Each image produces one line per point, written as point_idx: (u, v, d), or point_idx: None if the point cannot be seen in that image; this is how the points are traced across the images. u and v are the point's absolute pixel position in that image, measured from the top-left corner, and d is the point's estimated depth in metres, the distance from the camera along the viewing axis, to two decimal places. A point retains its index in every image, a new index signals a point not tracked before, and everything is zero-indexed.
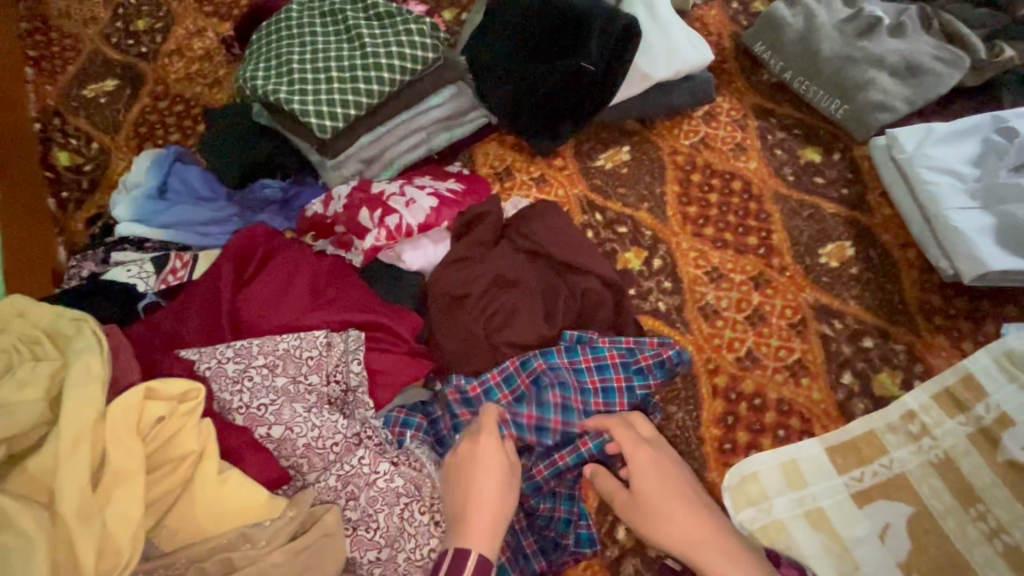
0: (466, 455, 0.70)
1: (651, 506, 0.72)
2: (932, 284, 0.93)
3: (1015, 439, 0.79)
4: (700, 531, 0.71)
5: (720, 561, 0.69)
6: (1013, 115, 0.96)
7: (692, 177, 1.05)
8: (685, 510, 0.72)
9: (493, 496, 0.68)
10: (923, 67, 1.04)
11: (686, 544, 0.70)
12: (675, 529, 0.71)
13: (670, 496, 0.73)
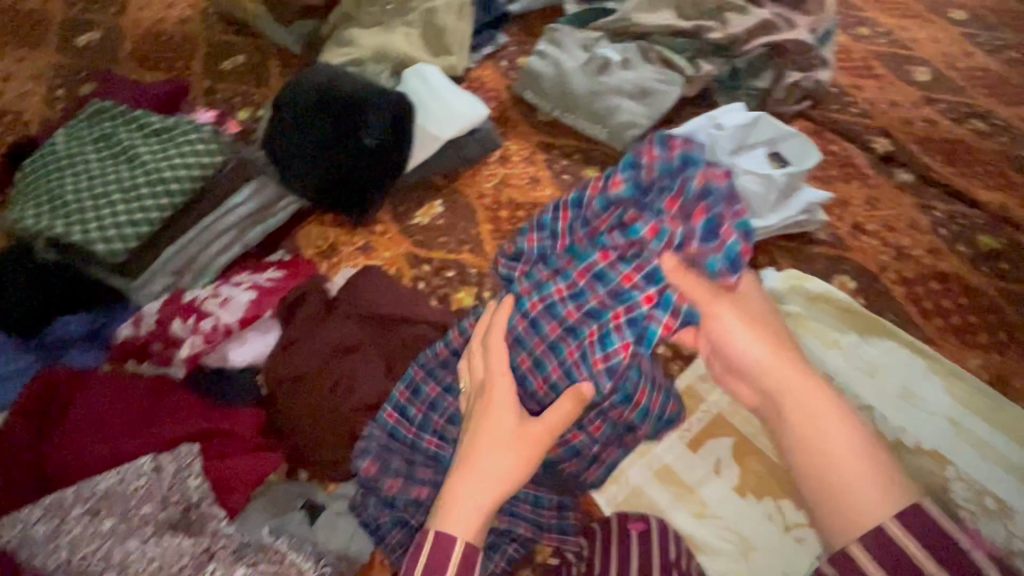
0: (481, 401, 0.75)
1: (723, 344, 0.81)
2: None
3: None
4: (812, 394, 0.74)
5: (830, 441, 0.70)
6: (720, 113, 1.22)
7: (501, 214, 1.18)
8: (790, 368, 0.76)
9: (496, 463, 0.71)
10: (652, 88, 1.29)
11: (792, 395, 0.74)
12: (777, 375, 0.76)
13: (771, 343, 0.79)
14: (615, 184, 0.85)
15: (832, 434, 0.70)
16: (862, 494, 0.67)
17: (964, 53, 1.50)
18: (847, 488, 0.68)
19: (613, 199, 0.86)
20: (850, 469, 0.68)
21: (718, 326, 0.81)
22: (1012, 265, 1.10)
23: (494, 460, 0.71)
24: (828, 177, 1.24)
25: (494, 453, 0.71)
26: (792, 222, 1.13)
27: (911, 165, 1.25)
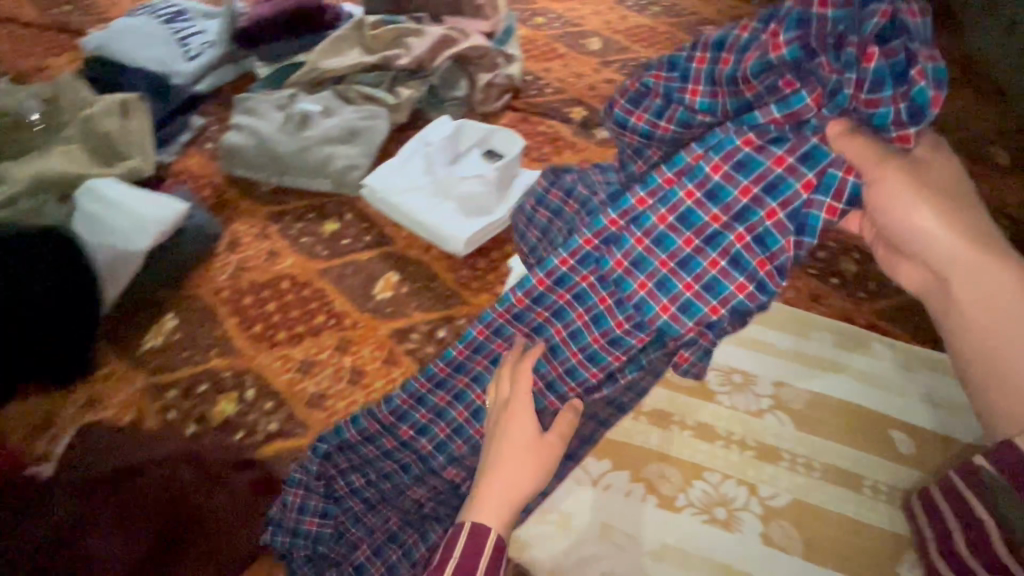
0: (502, 413, 0.72)
1: (903, 211, 0.67)
2: (457, 261, 1.17)
3: None
4: (960, 261, 0.68)
5: (976, 303, 0.69)
6: (428, 132, 1.30)
7: (245, 301, 1.10)
8: (953, 230, 0.68)
9: (522, 472, 0.68)
10: (358, 128, 1.32)
11: (953, 261, 0.69)
12: (941, 241, 0.68)
13: (948, 211, 0.67)
14: (776, 48, 0.64)
15: (982, 306, 0.69)
16: (999, 362, 0.70)
17: (614, 30, 1.85)
18: (987, 349, 0.71)
19: (717, 78, 0.68)
20: None
21: (880, 193, 0.66)
22: None
23: (508, 472, 0.68)
24: (543, 156, 1.40)
25: (518, 460, 0.69)
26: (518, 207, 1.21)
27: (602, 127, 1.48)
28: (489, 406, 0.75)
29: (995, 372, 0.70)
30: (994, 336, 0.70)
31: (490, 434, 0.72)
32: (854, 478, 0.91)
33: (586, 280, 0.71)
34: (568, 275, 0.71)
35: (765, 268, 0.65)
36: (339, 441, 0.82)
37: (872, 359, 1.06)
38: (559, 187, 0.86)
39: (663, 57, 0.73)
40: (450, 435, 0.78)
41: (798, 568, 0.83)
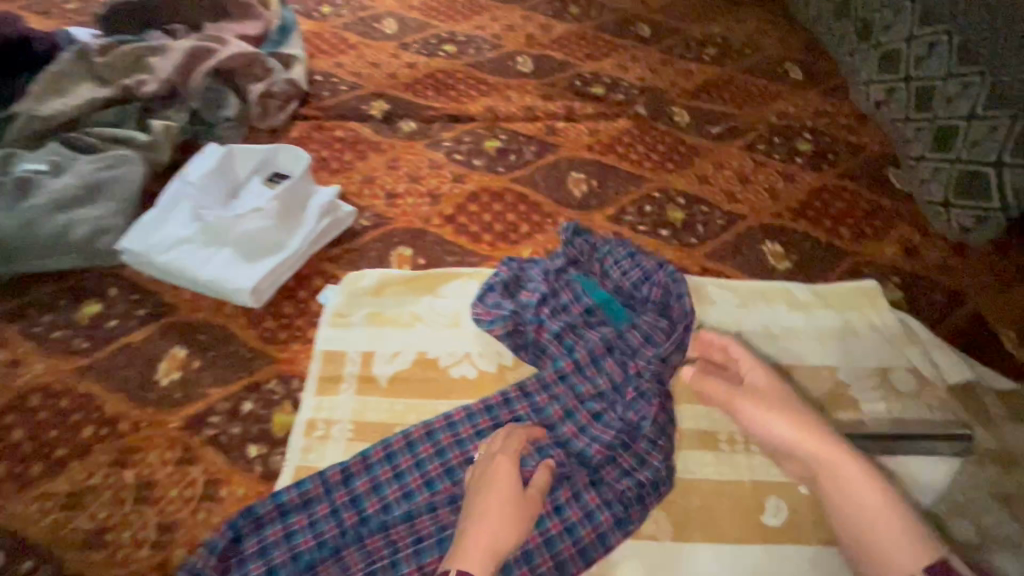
0: (489, 471, 0.76)
1: (763, 421, 0.81)
2: (257, 314, 1.00)
3: (380, 363, 0.94)
4: (842, 466, 0.74)
5: (865, 507, 0.70)
6: (190, 167, 1.08)
7: None
8: (845, 447, 0.75)
9: (507, 522, 0.71)
10: (100, 181, 1.07)
11: (843, 479, 0.73)
12: (829, 449, 0.75)
13: (799, 420, 0.79)
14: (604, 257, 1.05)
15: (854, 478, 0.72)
16: (896, 554, 0.66)
17: (409, 6, 1.70)
18: (871, 541, 0.69)
19: (573, 251, 1.07)
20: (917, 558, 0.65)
21: (845, 473, 0.73)
22: (513, 154, 1.28)
23: (493, 519, 0.71)
24: (345, 164, 1.24)
25: (502, 511, 0.72)
26: (316, 233, 1.06)
27: (408, 118, 1.35)
28: (473, 471, 0.79)
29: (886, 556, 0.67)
30: (868, 500, 0.71)
31: (473, 492, 0.75)
32: (710, 437, 0.89)
33: (570, 430, 0.85)
34: (540, 412, 0.88)
35: (655, 409, 0.86)
36: (308, 490, 0.80)
37: (790, 311, 1.04)
38: (485, 307, 0.97)
39: (575, 229, 1.11)
40: (422, 486, 0.81)
41: (671, 552, 0.79)
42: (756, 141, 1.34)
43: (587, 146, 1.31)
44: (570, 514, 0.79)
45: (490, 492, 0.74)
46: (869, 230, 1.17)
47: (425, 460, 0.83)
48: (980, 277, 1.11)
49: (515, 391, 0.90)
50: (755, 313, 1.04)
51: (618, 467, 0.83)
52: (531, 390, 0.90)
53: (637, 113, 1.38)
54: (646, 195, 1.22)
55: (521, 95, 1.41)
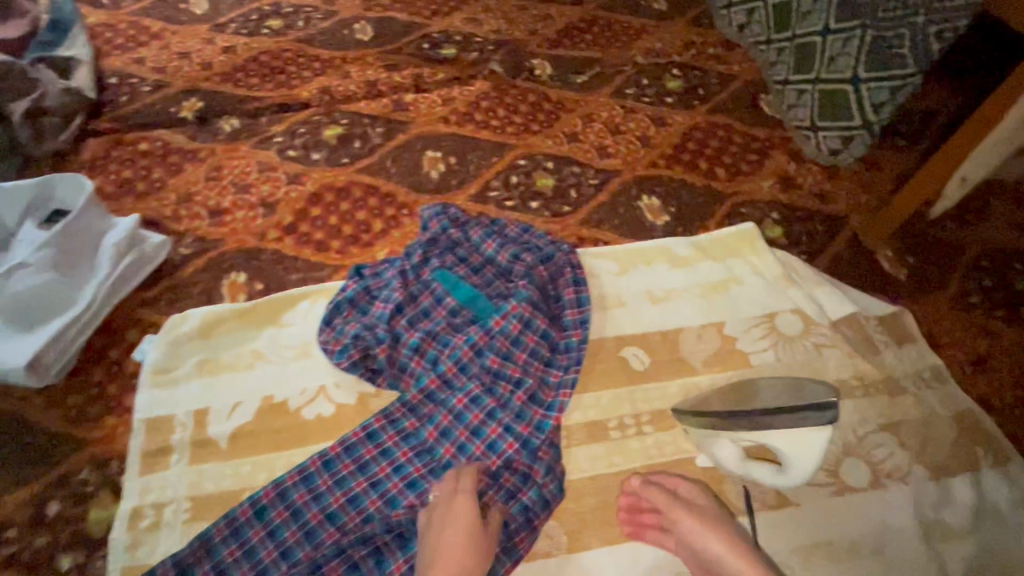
0: (450, 502, 0.70)
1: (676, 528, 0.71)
2: (57, 390, 0.82)
3: (217, 421, 0.80)
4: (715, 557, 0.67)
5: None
6: None
7: None
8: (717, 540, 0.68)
9: (470, 557, 0.66)
10: None
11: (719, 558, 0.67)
12: (709, 550, 0.68)
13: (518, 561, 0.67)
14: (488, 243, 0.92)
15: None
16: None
17: None
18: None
19: (457, 242, 0.94)
20: None
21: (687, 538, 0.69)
22: (358, 140, 1.12)
23: (457, 556, 0.66)
24: (156, 184, 1.04)
25: (464, 547, 0.66)
26: (114, 280, 0.88)
27: (230, 115, 1.15)
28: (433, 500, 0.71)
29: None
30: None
31: (432, 529, 0.69)
32: (600, 428, 0.82)
33: (405, 455, 0.76)
34: (393, 449, 0.77)
35: (539, 413, 0.77)
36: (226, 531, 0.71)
37: (670, 269, 0.97)
38: (333, 329, 0.85)
39: (453, 213, 0.97)
40: (344, 505, 0.73)
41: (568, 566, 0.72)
42: (625, 85, 1.24)
43: (442, 117, 1.16)
44: (516, 536, 0.72)
45: (453, 527, 0.67)
46: (745, 166, 1.11)
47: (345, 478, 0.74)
48: (854, 198, 1.08)
49: (378, 420, 0.78)
50: (633, 278, 0.96)
51: (500, 490, 0.73)
52: (397, 415, 0.79)
53: (494, 71, 1.24)
54: (511, 164, 1.10)
55: (362, 68, 1.24)
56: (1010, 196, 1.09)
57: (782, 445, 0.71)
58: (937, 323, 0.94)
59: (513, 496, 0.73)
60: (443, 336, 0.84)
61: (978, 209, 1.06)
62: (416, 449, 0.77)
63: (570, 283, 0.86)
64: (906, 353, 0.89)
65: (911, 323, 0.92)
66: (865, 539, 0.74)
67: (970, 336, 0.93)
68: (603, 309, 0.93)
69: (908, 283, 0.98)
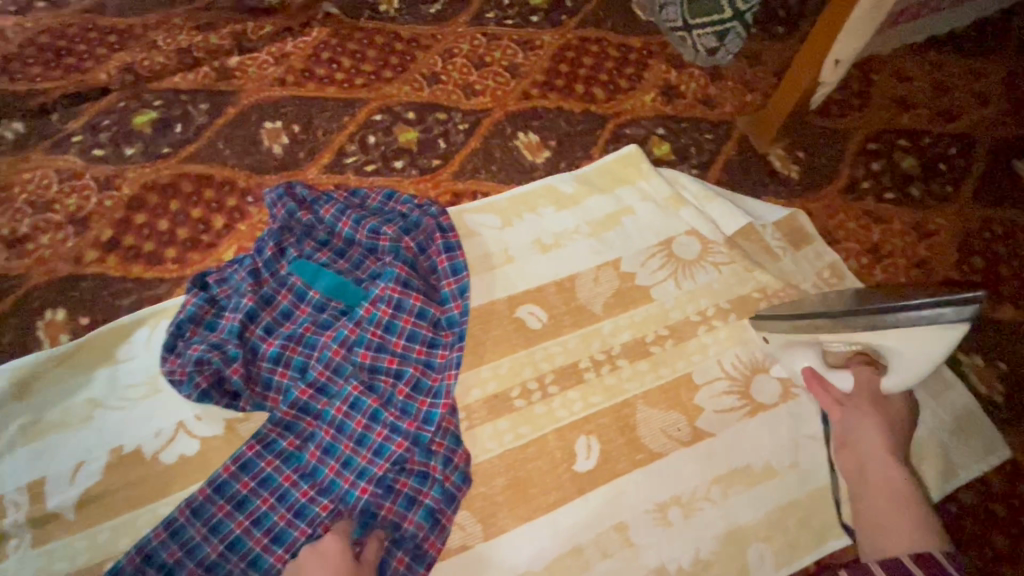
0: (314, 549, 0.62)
1: (848, 420, 0.69)
2: None
3: (56, 489, 0.68)
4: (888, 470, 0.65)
5: (883, 498, 0.63)
6: None
7: None
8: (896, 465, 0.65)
9: None
10: None
11: (880, 456, 0.66)
12: (868, 444, 0.67)
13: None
14: (343, 222, 0.80)
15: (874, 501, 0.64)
16: (896, 522, 0.61)
17: None
18: (872, 535, 0.62)
19: (310, 228, 0.81)
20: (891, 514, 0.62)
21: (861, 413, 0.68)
22: (178, 124, 0.94)
23: None
24: None
25: None
26: None
27: (10, 118, 0.94)
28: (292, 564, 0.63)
29: (883, 528, 0.61)
30: (892, 493, 0.63)
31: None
32: (503, 400, 0.75)
33: (289, 480, 0.67)
34: (274, 475, 0.67)
35: (427, 404, 0.70)
36: None
37: (558, 211, 0.88)
38: (179, 354, 0.72)
39: (300, 193, 0.83)
40: (224, 552, 0.64)
41: (484, 555, 0.67)
42: (484, 9, 1.10)
43: (278, 79, 0.99)
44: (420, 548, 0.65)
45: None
46: (625, 82, 1.02)
47: (219, 524, 0.64)
48: (740, 98, 1.01)
49: (252, 446, 0.67)
50: (519, 228, 0.87)
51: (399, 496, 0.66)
52: (271, 437, 0.68)
53: (331, 15, 1.06)
54: (367, 121, 0.96)
55: (170, 33, 1.03)
56: (890, 71, 1.05)
57: (893, 344, 0.65)
58: (831, 217, 0.91)
59: (414, 499, 0.67)
60: (309, 337, 0.73)
61: (860, 90, 1.03)
62: (300, 471, 0.67)
63: (446, 250, 0.77)
64: (804, 255, 0.86)
65: (807, 222, 0.89)
66: (779, 456, 0.73)
67: (864, 225, 0.90)
68: (491, 269, 0.83)
69: (801, 180, 0.94)
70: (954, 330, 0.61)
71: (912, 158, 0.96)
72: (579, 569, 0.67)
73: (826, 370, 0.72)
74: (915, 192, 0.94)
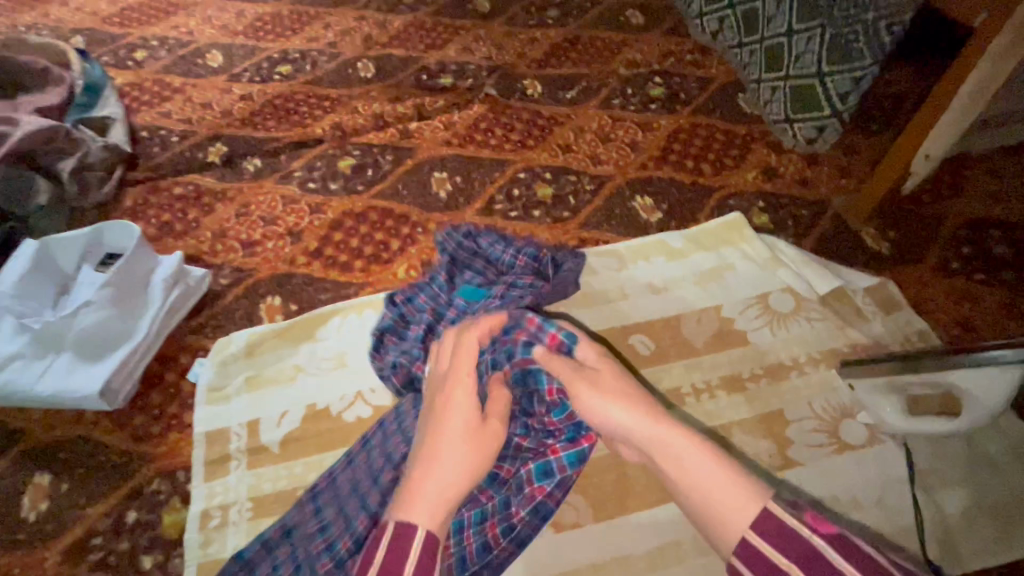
0: (442, 400, 0.65)
1: (606, 421, 0.63)
2: (123, 413, 0.92)
3: (267, 428, 0.89)
4: (716, 487, 0.53)
5: (686, 477, 0.55)
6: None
7: None
8: (730, 473, 0.54)
9: (464, 453, 0.60)
10: None
11: (640, 427, 0.60)
12: (626, 420, 0.61)
13: (635, 398, 0.63)
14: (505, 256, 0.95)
15: (726, 540, 0.51)
16: (719, 493, 0.53)
17: (234, 32, 1.58)
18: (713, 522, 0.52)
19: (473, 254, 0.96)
20: (707, 489, 0.54)
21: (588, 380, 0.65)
22: (370, 169, 1.22)
23: (457, 456, 0.59)
24: (192, 223, 1.14)
25: (466, 443, 0.61)
26: (164, 315, 0.97)
27: (252, 156, 1.25)
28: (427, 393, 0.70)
29: (709, 507, 0.53)
30: (689, 464, 0.56)
31: (432, 413, 0.65)
32: None
33: None
34: None
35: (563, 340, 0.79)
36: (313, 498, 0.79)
37: (668, 261, 1.04)
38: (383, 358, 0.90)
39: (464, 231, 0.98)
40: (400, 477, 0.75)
41: (596, 532, 0.79)
42: (611, 96, 1.34)
43: (445, 141, 1.26)
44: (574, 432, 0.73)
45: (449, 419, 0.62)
46: (730, 161, 1.20)
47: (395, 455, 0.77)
48: (834, 181, 1.15)
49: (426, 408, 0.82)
50: (634, 272, 1.04)
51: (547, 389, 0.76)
52: None
53: (489, 96, 1.35)
54: (512, 177, 1.20)
55: (369, 102, 1.35)
56: (982, 168, 1.16)
57: (963, 384, 0.75)
58: (921, 290, 1.01)
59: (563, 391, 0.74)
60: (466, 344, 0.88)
61: (952, 183, 1.14)
62: None
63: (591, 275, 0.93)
64: (894, 321, 0.95)
65: (896, 292, 0.99)
66: (866, 493, 0.80)
67: (953, 301, 0.99)
68: (610, 302, 1.00)
69: (891, 256, 1.05)
70: (1010, 369, 0.72)
71: (1005, 246, 1.05)
72: (675, 560, 0.77)
73: (910, 417, 0.80)
74: (1007, 276, 1.01)
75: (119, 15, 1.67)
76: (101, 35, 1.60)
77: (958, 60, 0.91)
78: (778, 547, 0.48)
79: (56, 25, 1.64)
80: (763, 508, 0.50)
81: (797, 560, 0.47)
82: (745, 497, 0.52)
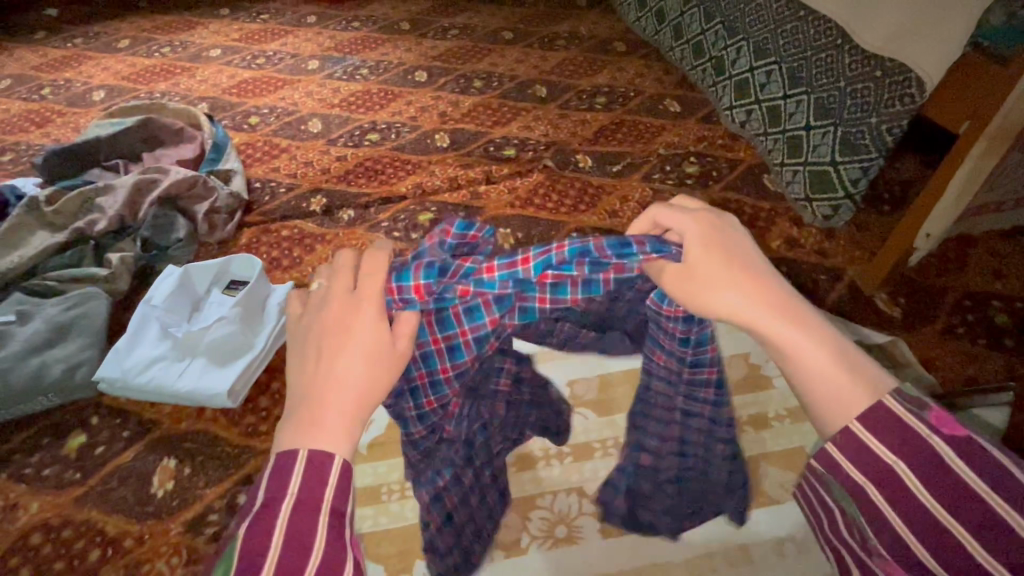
0: (336, 318, 0.52)
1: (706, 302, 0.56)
2: (237, 413, 1.09)
3: None
4: (831, 377, 0.53)
5: (809, 368, 0.53)
6: (151, 290, 1.17)
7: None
8: (847, 366, 0.53)
9: (368, 377, 0.51)
10: (69, 321, 1.13)
11: (765, 314, 0.54)
12: (746, 306, 0.54)
13: (748, 281, 0.54)
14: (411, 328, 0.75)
15: (827, 424, 0.53)
16: (832, 390, 0.53)
17: (331, 105, 1.89)
18: (828, 404, 0.53)
19: None
20: (827, 378, 0.53)
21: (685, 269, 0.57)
22: (445, 223, 1.44)
23: (355, 378, 0.50)
24: (296, 260, 1.36)
25: (375, 365, 0.51)
26: (275, 334, 1.16)
27: (347, 207, 1.49)
28: (305, 312, 0.55)
29: (828, 396, 0.53)
30: (814, 354, 0.53)
31: (322, 338, 0.51)
32: None
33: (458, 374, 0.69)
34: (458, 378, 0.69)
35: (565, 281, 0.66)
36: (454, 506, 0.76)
37: None
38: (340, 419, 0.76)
39: None
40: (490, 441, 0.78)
41: (640, 541, 0.90)
42: (652, 171, 1.55)
43: (509, 203, 1.48)
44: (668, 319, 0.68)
45: (346, 337, 0.51)
46: (756, 231, 1.38)
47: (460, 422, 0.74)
48: (850, 253, 1.32)
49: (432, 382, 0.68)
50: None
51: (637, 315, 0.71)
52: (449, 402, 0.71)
53: (547, 166, 1.58)
54: (566, 236, 1.40)
55: (444, 168, 1.59)
56: (983, 247, 1.31)
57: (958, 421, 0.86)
58: (929, 350, 1.14)
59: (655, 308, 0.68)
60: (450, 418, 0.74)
61: (957, 259, 1.29)
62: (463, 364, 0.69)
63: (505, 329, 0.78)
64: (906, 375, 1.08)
65: (907, 350, 1.12)
66: None
67: (959, 361, 1.12)
68: None
69: (902, 319, 1.19)
70: (998, 408, 0.85)
71: (1006, 316, 1.18)
72: (710, 569, 0.87)
73: None
74: (1008, 342, 1.14)
75: (237, 86, 2.00)
76: (221, 102, 1.92)
77: (953, 151, 1.09)
78: (882, 440, 0.50)
79: (185, 92, 1.97)
80: (879, 404, 0.51)
81: (905, 458, 0.49)
82: (853, 390, 0.52)
